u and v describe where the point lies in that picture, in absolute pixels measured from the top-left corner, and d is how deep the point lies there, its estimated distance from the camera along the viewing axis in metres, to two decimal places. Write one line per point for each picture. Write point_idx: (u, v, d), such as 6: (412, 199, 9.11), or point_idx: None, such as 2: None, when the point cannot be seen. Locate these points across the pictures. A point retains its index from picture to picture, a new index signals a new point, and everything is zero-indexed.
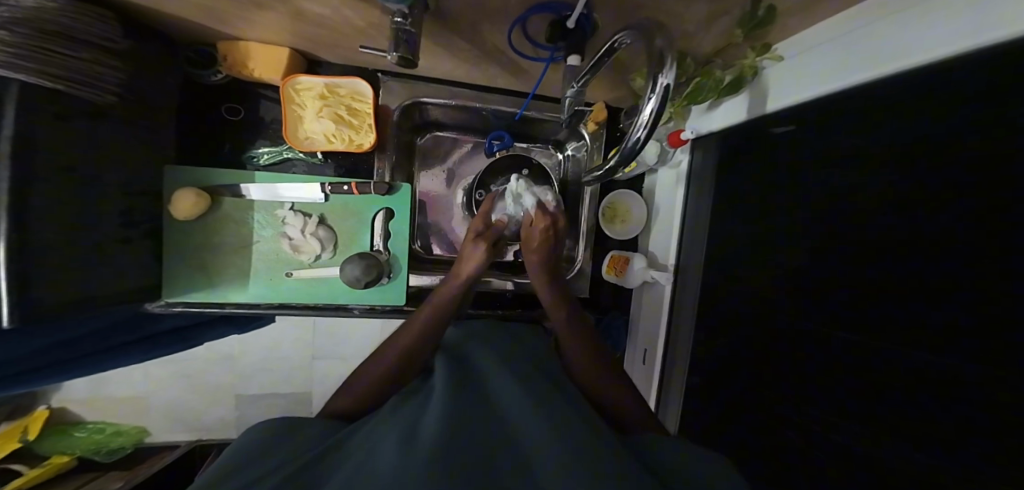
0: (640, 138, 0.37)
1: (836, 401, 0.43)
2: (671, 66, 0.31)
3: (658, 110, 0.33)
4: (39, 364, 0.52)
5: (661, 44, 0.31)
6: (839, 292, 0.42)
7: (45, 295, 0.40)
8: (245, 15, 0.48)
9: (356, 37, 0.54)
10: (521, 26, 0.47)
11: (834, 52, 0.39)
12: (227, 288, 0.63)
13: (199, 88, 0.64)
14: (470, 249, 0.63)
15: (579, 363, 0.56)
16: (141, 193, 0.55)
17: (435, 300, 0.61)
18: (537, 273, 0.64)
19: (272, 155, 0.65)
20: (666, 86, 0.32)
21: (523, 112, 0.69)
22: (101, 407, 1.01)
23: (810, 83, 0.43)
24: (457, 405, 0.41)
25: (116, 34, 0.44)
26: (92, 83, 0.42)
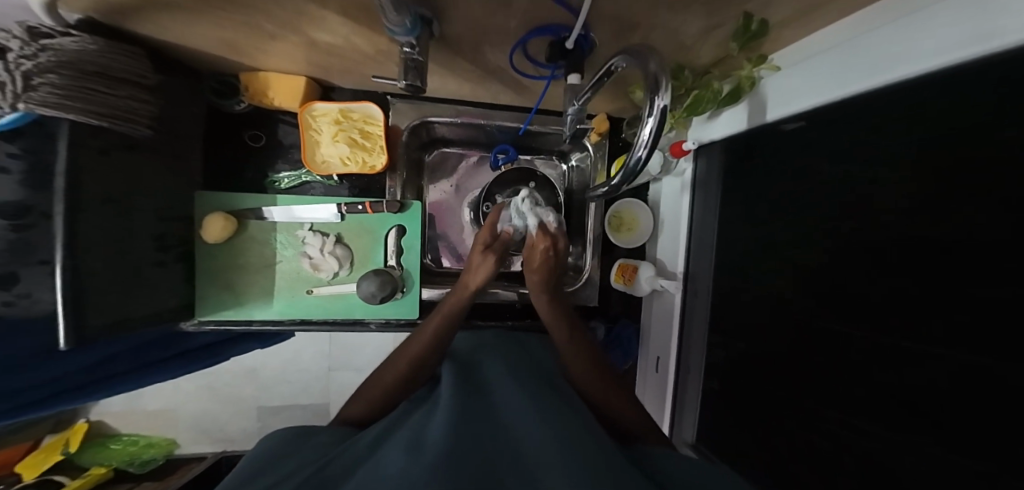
0: (643, 156, 0.37)
1: (855, 409, 0.42)
2: (667, 88, 0.32)
3: (658, 130, 0.35)
4: (86, 381, 0.56)
5: (655, 68, 0.32)
6: (854, 296, 0.42)
7: (92, 315, 0.43)
8: (266, 48, 0.51)
9: (367, 64, 0.57)
10: (523, 48, 0.49)
11: (837, 59, 0.40)
12: (252, 306, 0.66)
13: (225, 117, 0.68)
14: (479, 260, 0.65)
15: (586, 377, 0.56)
16: (174, 219, 0.59)
17: (442, 311, 0.62)
18: (537, 284, 0.65)
19: (293, 178, 0.68)
20: (663, 107, 0.33)
21: (527, 127, 0.70)
22: (137, 419, 1.07)
23: (814, 89, 0.44)
24: (462, 413, 0.42)
25: (150, 70, 0.49)
26: (131, 119, 0.46)
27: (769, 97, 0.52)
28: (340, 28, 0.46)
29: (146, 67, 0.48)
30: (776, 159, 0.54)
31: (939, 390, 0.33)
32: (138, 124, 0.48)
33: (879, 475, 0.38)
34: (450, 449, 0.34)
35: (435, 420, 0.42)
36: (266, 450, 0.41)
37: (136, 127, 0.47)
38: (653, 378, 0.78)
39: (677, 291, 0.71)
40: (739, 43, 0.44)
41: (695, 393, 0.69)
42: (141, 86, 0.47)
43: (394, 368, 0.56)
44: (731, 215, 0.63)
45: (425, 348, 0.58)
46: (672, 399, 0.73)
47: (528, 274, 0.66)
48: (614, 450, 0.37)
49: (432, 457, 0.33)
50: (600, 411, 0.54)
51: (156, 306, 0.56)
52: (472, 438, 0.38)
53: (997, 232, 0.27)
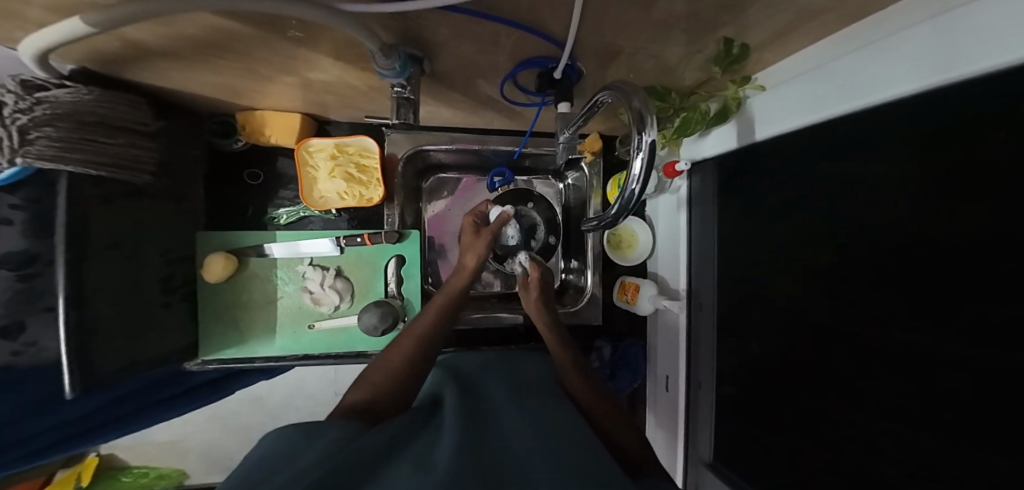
0: (636, 190, 0.36)
1: (857, 427, 0.42)
2: (652, 124, 0.32)
3: (648, 164, 0.34)
4: (85, 427, 0.55)
5: (639, 104, 0.32)
6: (850, 310, 0.42)
7: (99, 362, 0.44)
8: (260, 89, 0.52)
9: (360, 100, 0.58)
10: (513, 79, 0.49)
11: (817, 80, 0.41)
12: (254, 343, 0.66)
13: (225, 157, 0.69)
14: (471, 241, 0.68)
15: (586, 398, 0.57)
16: (177, 260, 0.59)
17: (432, 310, 0.62)
18: (535, 305, 0.67)
19: (292, 214, 0.69)
20: (651, 142, 0.33)
21: (522, 150, 0.70)
22: (146, 451, 1.07)
23: (795, 111, 0.44)
24: (471, 442, 0.41)
25: (149, 117, 0.50)
26: (130, 166, 0.46)
27: (757, 117, 0.51)
28: (330, 68, 0.47)
29: (145, 114, 0.48)
30: (772, 176, 0.53)
31: (943, 411, 0.33)
32: (135, 171, 0.48)
33: None
34: (451, 469, 0.35)
35: (443, 441, 0.41)
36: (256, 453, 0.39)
37: (135, 174, 0.48)
38: (664, 398, 0.77)
39: (681, 311, 0.70)
40: (720, 66, 0.45)
41: (708, 411, 0.66)
42: (139, 132, 0.48)
43: (384, 361, 0.55)
44: (730, 234, 0.62)
45: (416, 344, 0.57)
46: (685, 417, 0.71)
47: (524, 299, 0.69)
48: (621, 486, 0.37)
49: (439, 475, 0.33)
50: (602, 425, 0.55)
51: (161, 348, 0.56)
52: (473, 453, 0.39)
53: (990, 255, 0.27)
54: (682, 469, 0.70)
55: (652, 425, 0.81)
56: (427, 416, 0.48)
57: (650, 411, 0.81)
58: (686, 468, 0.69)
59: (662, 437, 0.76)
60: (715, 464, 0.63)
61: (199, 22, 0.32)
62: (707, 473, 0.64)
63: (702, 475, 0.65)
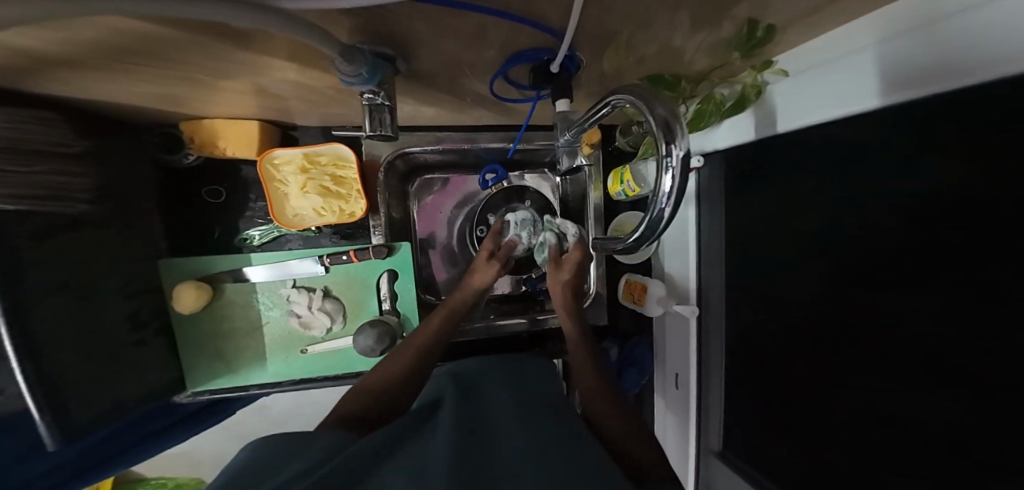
0: (667, 210, 0.29)
1: (850, 421, 0.44)
2: (683, 135, 0.26)
3: (684, 181, 0.26)
4: (83, 465, 0.53)
5: (663, 113, 0.26)
6: (851, 310, 0.42)
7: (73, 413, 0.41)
8: (204, 97, 0.45)
9: (327, 103, 0.51)
10: (504, 75, 0.44)
11: (850, 68, 0.37)
12: (245, 371, 0.62)
13: (181, 173, 0.62)
14: (484, 264, 0.65)
15: (590, 391, 0.55)
16: (142, 293, 0.54)
17: (449, 306, 0.62)
18: (559, 293, 0.65)
19: (266, 233, 0.63)
20: (684, 155, 0.26)
21: (517, 147, 0.64)
22: (158, 464, 1.07)
23: (820, 102, 0.41)
24: (469, 440, 0.40)
25: (72, 135, 0.42)
26: (56, 197, 0.40)
27: (778, 105, 0.48)
28: (286, 72, 0.40)
29: (65, 133, 0.41)
30: (785, 168, 0.49)
31: (941, 414, 0.33)
32: (69, 201, 0.41)
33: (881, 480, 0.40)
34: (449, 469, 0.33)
35: (437, 439, 0.40)
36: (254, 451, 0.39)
37: (69, 204, 0.41)
38: (674, 394, 0.76)
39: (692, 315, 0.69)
40: (740, 52, 0.41)
41: (718, 403, 0.66)
42: (61, 154, 0.40)
43: (392, 365, 0.55)
44: (736, 230, 0.60)
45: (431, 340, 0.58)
46: (696, 414, 0.70)
47: (552, 281, 0.65)
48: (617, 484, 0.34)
49: (438, 473, 0.33)
50: (600, 416, 0.51)
51: (140, 388, 0.52)
52: (475, 457, 0.38)
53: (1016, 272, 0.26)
54: (692, 464, 0.70)
55: (662, 420, 0.80)
56: (423, 415, 0.46)
57: (660, 405, 0.81)
58: (697, 463, 0.69)
59: (674, 432, 0.76)
60: (724, 453, 0.64)
61: (105, 35, 0.25)
62: (716, 463, 0.65)
63: (712, 465, 0.66)
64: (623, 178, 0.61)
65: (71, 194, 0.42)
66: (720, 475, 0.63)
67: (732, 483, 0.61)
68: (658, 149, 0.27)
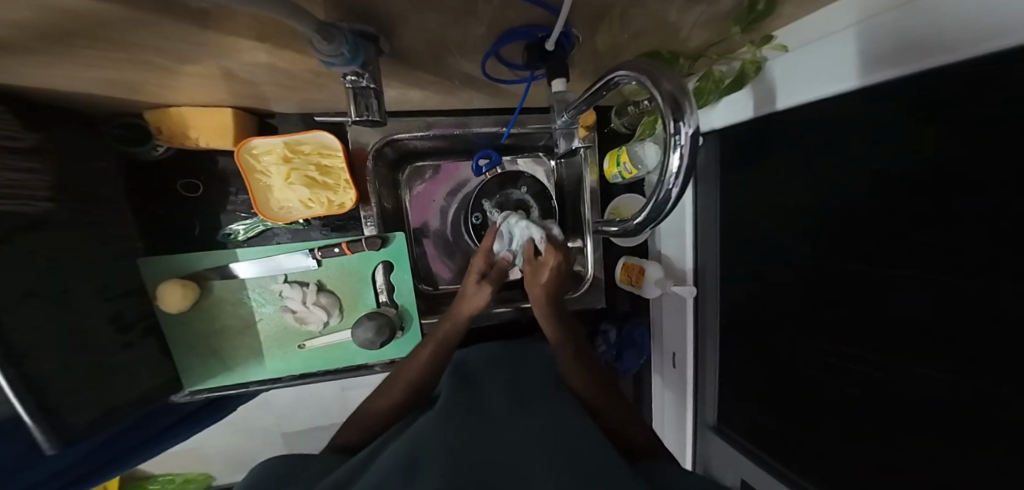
0: (675, 192, 0.28)
1: (842, 387, 0.46)
2: (692, 112, 0.25)
3: (691, 161, 0.26)
4: (86, 468, 0.53)
5: (670, 88, 0.26)
6: (845, 285, 0.43)
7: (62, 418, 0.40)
8: (165, 83, 0.41)
9: (305, 86, 0.47)
10: (496, 53, 0.41)
11: (845, 43, 0.35)
12: (243, 368, 0.61)
13: (151, 167, 0.58)
14: (472, 292, 0.61)
15: (586, 387, 0.56)
16: (124, 295, 0.52)
17: (434, 343, 0.59)
18: (541, 297, 0.62)
19: (251, 227, 0.60)
20: (692, 133, 0.25)
21: (510, 131, 0.62)
22: (163, 462, 1.07)
23: (817, 79, 0.39)
24: (462, 415, 0.45)
25: (19, 128, 0.39)
26: (9, 194, 0.36)
27: (778, 81, 0.45)
28: (257, 55, 0.37)
29: (13, 125, 0.38)
30: (786, 147, 0.48)
31: (927, 377, 0.36)
32: (23, 198, 0.38)
33: (870, 439, 0.43)
34: (445, 462, 0.34)
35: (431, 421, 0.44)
36: (267, 470, 0.44)
37: (24, 201, 0.38)
38: (671, 373, 0.78)
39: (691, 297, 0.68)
40: (741, 26, 0.39)
41: (714, 382, 0.69)
42: (10, 149, 0.37)
43: (396, 387, 0.56)
44: (733, 210, 0.60)
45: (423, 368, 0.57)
46: (693, 392, 0.74)
47: (530, 285, 0.62)
48: (617, 470, 0.36)
49: (433, 447, 0.37)
50: (604, 420, 0.53)
51: (133, 390, 0.51)
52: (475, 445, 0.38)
53: (1004, 244, 0.27)
54: (690, 437, 0.74)
55: (660, 397, 0.83)
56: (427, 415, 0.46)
57: (657, 383, 0.83)
58: (694, 436, 0.74)
59: (671, 407, 0.79)
60: (720, 427, 0.69)
61: (41, 13, 0.22)
62: (713, 437, 0.69)
63: (708, 438, 0.70)
64: (619, 159, 0.60)
65: (26, 192, 0.39)
66: (716, 449, 0.68)
67: (728, 455, 0.66)
68: (665, 127, 0.26)
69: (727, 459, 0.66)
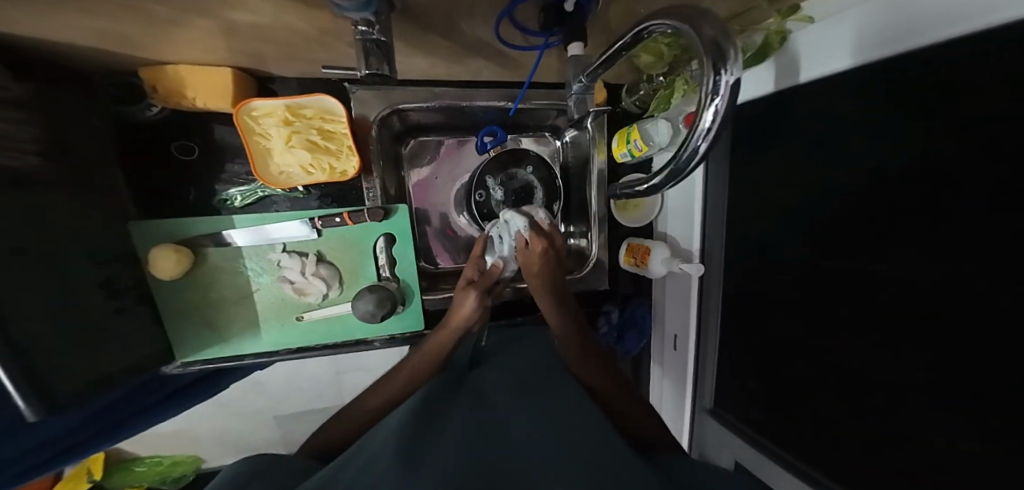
0: (702, 148, 0.30)
1: (842, 367, 0.46)
2: (737, 59, 0.25)
3: (724, 114, 0.27)
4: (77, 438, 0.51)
5: (711, 33, 0.25)
6: (852, 263, 0.43)
7: (58, 383, 0.39)
8: (165, 38, 0.39)
9: (312, 48, 0.44)
10: (511, 15, 0.41)
11: (884, 7, 0.35)
12: (238, 339, 0.60)
13: (143, 129, 0.55)
14: (460, 298, 0.57)
15: (594, 377, 0.56)
16: (116, 259, 0.50)
17: (428, 347, 0.57)
18: (540, 288, 0.58)
19: (248, 193, 0.58)
20: (734, 82, 0.26)
21: (518, 106, 0.60)
22: (150, 443, 1.04)
23: (845, 47, 0.39)
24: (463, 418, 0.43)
25: (10, 79, 0.36)
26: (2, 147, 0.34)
27: (801, 53, 0.46)
28: (260, 8, 0.33)
29: (3, 75, 0.35)
30: (800, 125, 0.48)
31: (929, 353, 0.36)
32: (14, 152, 0.36)
33: (866, 418, 0.44)
34: (440, 465, 0.33)
35: (429, 417, 0.42)
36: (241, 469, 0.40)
37: (17, 156, 0.36)
38: (671, 356, 0.78)
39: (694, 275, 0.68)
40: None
41: (713, 366, 0.69)
42: (3, 100, 0.35)
43: (396, 383, 0.55)
44: (740, 190, 0.60)
45: (424, 363, 0.56)
46: (693, 374, 0.74)
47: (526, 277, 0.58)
48: (622, 469, 0.35)
49: (433, 454, 0.35)
50: (613, 410, 0.54)
51: (127, 359, 0.50)
52: (480, 443, 0.38)
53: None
54: (688, 423, 0.75)
55: (659, 380, 0.83)
56: (432, 401, 0.46)
57: (657, 367, 0.83)
58: (691, 421, 0.74)
59: (669, 390, 0.80)
60: (716, 411, 0.70)
61: None
62: (709, 420, 0.69)
63: (704, 422, 0.71)
64: (629, 137, 0.58)
65: (19, 146, 0.37)
66: (712, 430, 0.68)
67: (725, 436, 0.65)
68: (704, 80, 0.26)
69: (721, 440, 0.66)
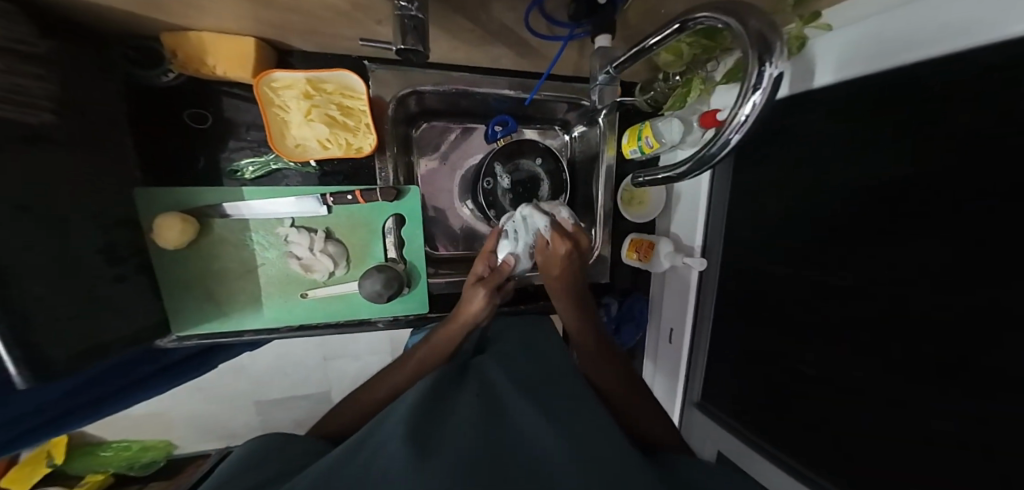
0: (733, 140, 0.30)
1: (835, 363, 0.48)
2: (783, 53, 0.26)
3: (763, 108, 0.27)
4: (64, 410, 0.48)
5: (757, 25, 0.26)
6: (850, 262, 0.45)
7: (57, 350, 0.37)
8: (196, 8, 0.38)
9: (339, 22, 0.43)
10: (540, 6, 0.43)
11: (906, 16, 0.34)
12: (240, 314, 0.60)
13: (155, 94, 0.54)
14: (471, 293, 0.58)
15: (607, 383, 0.55)
16: (120, 225, 0.49)
17: (434, 342, 0.56)
18: (562, 289, 0.58)
19: (259, 165, 0.57)
20: (777, 75, 0.26)
21: (534, 96, 0.62)
22: (121, 427, 1.00)
23: (864, 58, 0.39)
24: (471, 405, 0.42)
25: (33, 35, 0.36)
26: (19, 101, 0.33)
27: (819, 59, 0.45)
28: None
29: (25, 28, 0.34)
30: (805, 128, 0.50)
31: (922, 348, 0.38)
32: (28, 107, 0.35)
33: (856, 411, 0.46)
34: (453, 460, 0.32)
35: (436, 405, 0.41)
36: (240, 455, 0.39)
37: (31, 112, 0.35)
38: (666, 349, 0.79)
39: (700, 270, 0.66)
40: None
41: (704, 362, 0.71)
42: (24, 54, 0.34)
43: (401, 372, 0.55)
44: (743, 189, 0.62)
45: (430, 356, 0.55)
46: (685, 368, 0.75)
47: (546, 278, 0.58)
48: (634, 468, 0.35)
49: (443, 444, 0.34)
50: (615, 407, 0.54)
51: (124, 329, 0.48)
52: (489, 438, 0.37)
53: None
54: (676, 414, 0.77)
55: (650, 374, 0.84)
56: (439, 388, 0.45)
57: (650, 361, 0.84)
58: (680, 413, 0.77)
59: (660, 383, 0.81)
60: (703, 404, 0.73)
61: None
62: (696, 412, 0.73)
63: (692, 414, 0.74)
64: (641, 134, 0.59)
65: (33, 102, 0.36)
66: (699, 423, 0.72)
67: (711, 427, 0.69)
68: (747, 70, 0.27)
69: (708, 431, 0.70)
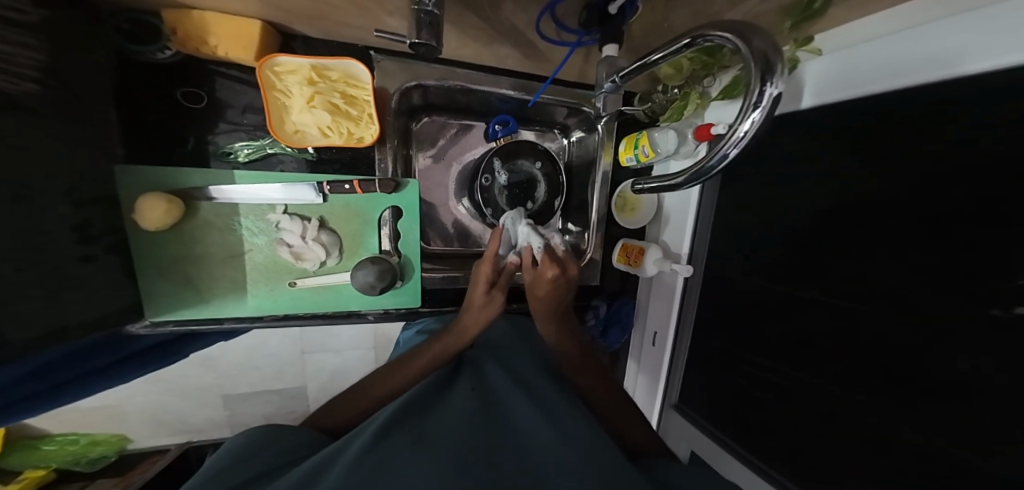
0: (731, 154, 0.32)
1: (807, 370, 0.51)
2: (782, 74, 0.28)
3: (762, 123, 0.30)
4: (24, 395, 0.43)
5: (761, 46, 0.28)
6: (824, 274, 0.48)
7: (13, 335, 0.35)
8: None
9: (351, 10, 0.43)
10: (551, 12, 0.44)
11: (887, 48, 0.39)
12: (221, 302, 0.58)
13: (148, 70, 0.51)
14: (483, 299, 0.52)
15: (595, 389, 0.56)
16: (96, 202, 0.46)
17: (415, 361, 0.51)
18: (543, 313, 0.52)
19: (254, 149, 0.56)
20: (776, 95, 0.28)
21: (537, 99, 0.64)
22: (70, 419, 0.93)
23: (850, 84, 0.43)
24: (462, 406, 0.41)
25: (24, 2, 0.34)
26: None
27: (808, 81, 0.49)
28: None
29: None
30: (789, 146, 0.53)
31: (887, 356, 0.41)
32: (10, 74, 0.33)
33: (825, 416, 0.49)
34: (447, 462, 0.31)
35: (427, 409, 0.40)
36: (235, 446, 0.38)
37: (12, 80, 0.33)
38: (649, 352, 0.81)
39: (684, 275, 0.69)
40: (793, 21, 0.43)
41: (685, 365, 0.74)
42: (9, 17, 0.32)
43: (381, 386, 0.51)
44: (728, 201, 0.65)
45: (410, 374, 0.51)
46: (667, 370, 0.77)
47: (530, 298, 0.52)
48: (626, 467, 0.35)
49: (436, 446, 0.33)
50: (603, 412, 0.55)
51: (90, 312, 0.45)
52: (483, 439, 0.36)
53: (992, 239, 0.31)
54: (656, 416, 0.79)
55: (633, 375, 0.86)
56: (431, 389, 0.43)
57: (633, 362, 0.86)
58: (659, 414, 0.79)
59: (642, 384, 0.83)
60: (681, 406, 0.75)
61: None
62: (674, 414, 0.75)
63: (670, 415, 0.76)
64: (638, 142, 0.62)
65: (15, 69, 0.34)
66: (677, 425, 0.74)
67: (688, 429, 0.71)
68: (750, 87, 0.29)
69: (685, 433, 0.72)
